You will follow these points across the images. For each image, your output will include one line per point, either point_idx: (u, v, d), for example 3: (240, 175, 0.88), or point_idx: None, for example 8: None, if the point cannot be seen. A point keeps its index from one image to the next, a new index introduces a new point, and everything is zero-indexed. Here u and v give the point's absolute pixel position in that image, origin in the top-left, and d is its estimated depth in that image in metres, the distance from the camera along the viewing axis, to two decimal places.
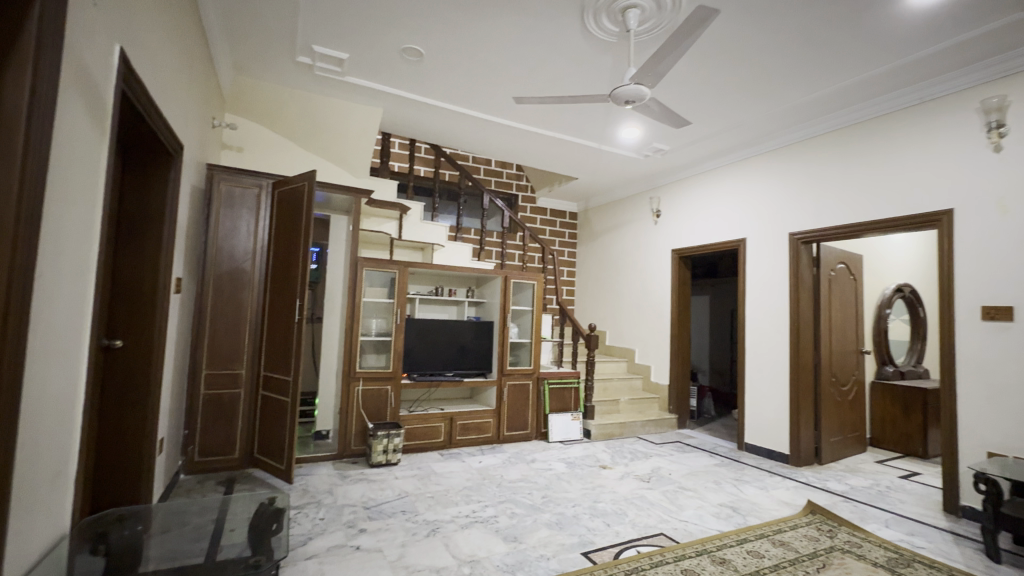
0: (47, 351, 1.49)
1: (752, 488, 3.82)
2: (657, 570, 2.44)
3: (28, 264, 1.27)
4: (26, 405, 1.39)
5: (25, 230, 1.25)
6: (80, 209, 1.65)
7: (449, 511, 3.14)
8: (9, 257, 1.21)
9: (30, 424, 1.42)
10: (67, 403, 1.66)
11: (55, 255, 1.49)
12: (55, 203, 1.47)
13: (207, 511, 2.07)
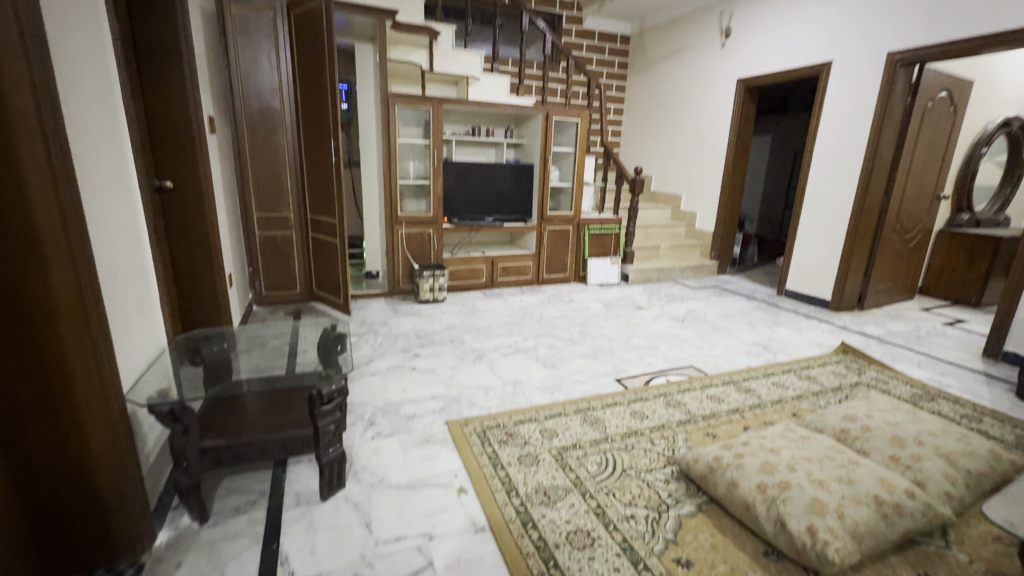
0: (96, 183, 1.52)
1: (786, 330, 3.91)
2: (684, 395, 2.66)
3: (47, 79, 1.19)
4: (94, 235, 1.48)
5: (36, 48, 1.16)
6: (83, 29, 1.50)
7: (492, 342, 3.41)
8: (28, 77, 1.14)
9: (104, 254, 1.53)
10: (131, 238, 1.76)
11: (72, 82, 1.41)
12: (53, 19, 1.33)
13: (282, 335, 2.34)
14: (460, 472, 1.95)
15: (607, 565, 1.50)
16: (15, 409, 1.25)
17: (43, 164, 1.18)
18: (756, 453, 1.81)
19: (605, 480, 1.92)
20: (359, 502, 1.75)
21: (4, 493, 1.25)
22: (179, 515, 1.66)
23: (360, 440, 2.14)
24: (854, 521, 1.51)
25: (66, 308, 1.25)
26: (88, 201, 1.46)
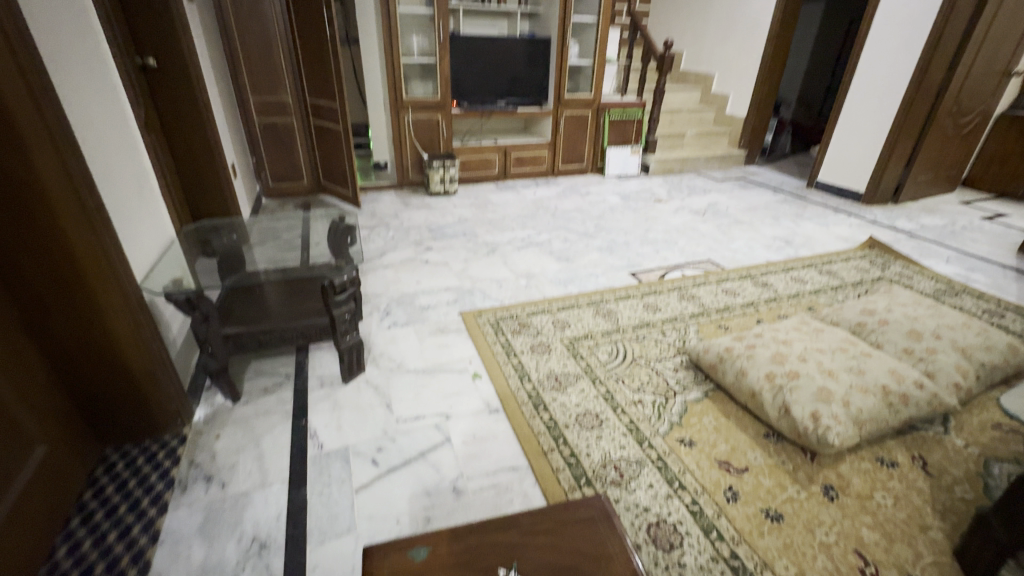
0: (64, 57, 1.37)
1: (811, 224, 3.74)
2: (699, 289, 2.63)
3: None
4: (72, 118, 1.37)
5: None
6: None
7: (505, 235, 3.34)
8: None
9: (88, 138, 1.44)
10: (118, 123, 1.65)
11: None
12: None
13: (294, 228, 2.30)
14: (474, 358, 2.02)
15: (614, 443, 1.59)
16: (33, 295, 1.26)
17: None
18: (768, 345, 1.81)
19: (615, 368, 1.97)
20: (379, 386, 1.84)
21: (43, 373, 1.31)
22: (213, 394, 1.77)
23: (376, 329, 2.20)
24: (858, 408, 1.54)
25: (58, 192, 1.20)
26: (58, 76, 1.33)
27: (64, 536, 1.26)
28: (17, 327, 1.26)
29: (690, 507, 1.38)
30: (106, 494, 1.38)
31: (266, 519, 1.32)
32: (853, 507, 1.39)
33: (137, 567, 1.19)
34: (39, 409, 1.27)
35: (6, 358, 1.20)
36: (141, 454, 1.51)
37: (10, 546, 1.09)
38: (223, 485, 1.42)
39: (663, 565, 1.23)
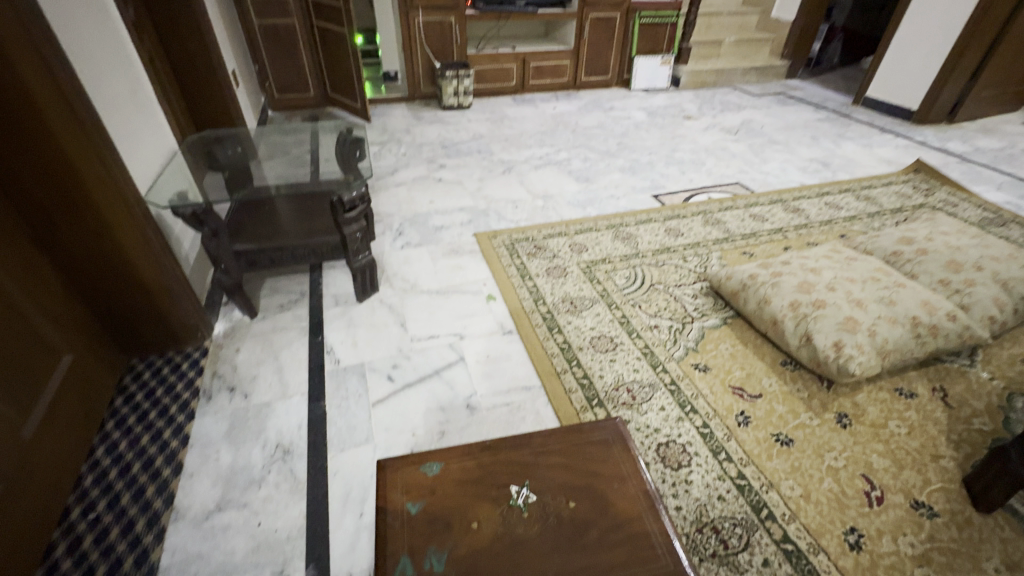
0: None
1: (853, 145, 3.45)
2: (726, 213, 2.50)
3: None
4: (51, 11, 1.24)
5: None
6: None
7: (522, 153, 3.17)
8: None
9: (71, 36, 1.31)
10: (101, 17, 1.50)
11: None
12: None
13: (303, 143, 2.18)
14: (488, 280, 1.99)
15: (627, 367, 1.59)
16: (37, 207, 1.22)
17: None
18: (796, 273, 1.72)
19: (633, 292, 1.92)
20: (393, 305, 1.84)
21: (59, 285, 1.32)
22: (230, 310, 1.79)
23: (390, 249, 2.16)
24: (884, 339, 1.49)
25: (43, 94, 1.11)
26: None
27: (101, 438, 1.34)
28: (27, 239, 1.24)
29: (700, 429, 1.40)
30: (137, 401, 1.45)
31: (288, 427, 1.38)
32: (865, 434, 1.39)
33: (171, 467, 1.27)
34: (60, 321, 1.29)
35: (20, 271, 1.19)
36: (166, 364, 1.56)
37: (49, 445, 1.16)
38: (246, 395, 1.47)
39: (670, 482, 1.27)
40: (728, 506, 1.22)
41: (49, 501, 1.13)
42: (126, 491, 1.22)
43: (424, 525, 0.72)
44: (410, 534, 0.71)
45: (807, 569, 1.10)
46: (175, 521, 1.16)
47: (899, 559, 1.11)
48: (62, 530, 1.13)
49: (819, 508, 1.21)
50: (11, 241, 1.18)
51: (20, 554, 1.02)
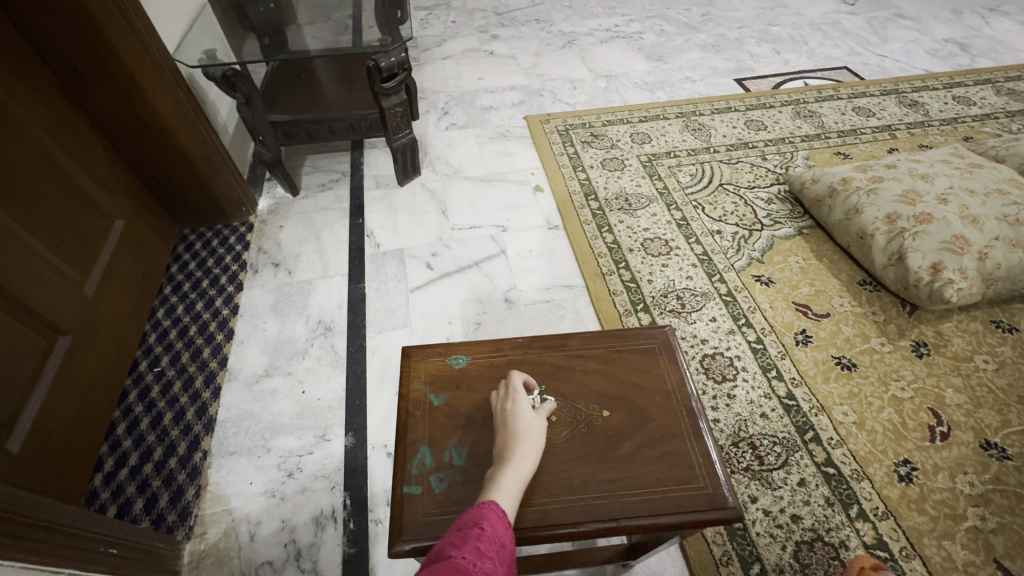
0: None
1: (1007, 22, 2.73)
2: (823, 105, 2.11)
3: None
4: None
5: None
6: None
7: (587, 24, 2.74)
8: None
9: None
10: None
11: None
12: None
13: (345, 6, 1.89)
14: (536, 170, 1.83)
15: (680, 273, 1.46)
16: (64, 61, 1.14)
17: None
18: (901, 179, 1.45)
19: (697, 192, 1.72)
20: (434, 191, 1.74)
21: (103, 151, 1.30)
22: (273, 186, 1.76)
23: (434, 130, 2.01)
24: (995, 264, 1.27)
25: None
26: None
27: (161, 301, 1.42)
28: (60, 96, 1.18)
29: (752, 344, 1.30)
30: (190, 270, 1.50)
31: (330, 306, 1.40)
32: (943, 366, 1.24)
33: (223, 333, 1.34)
34: (105, 183, 1.29)
35: (58, 132, 1.15)
36: (215, 236, 1.60)
37: (110, 305, 1.23)
38: (290, 272, 1.48)
39: (711, 395, 1.21)
40: (771, 425, 1.15)
41: (118, 354, 1.23)
42: (185, 350, 1.30)
43: (446, 419, 0.70)
44: (432, 426, 0.69)
45: (846, 493, 1.05)
46: (228, 381, 1.24)
47: (952, 496, 1.04)
48: (133, 381, 1.25)
49: (872, 437, 1.13)
50: (44, 99, 1.12)
51: (99, 399, 1.14)
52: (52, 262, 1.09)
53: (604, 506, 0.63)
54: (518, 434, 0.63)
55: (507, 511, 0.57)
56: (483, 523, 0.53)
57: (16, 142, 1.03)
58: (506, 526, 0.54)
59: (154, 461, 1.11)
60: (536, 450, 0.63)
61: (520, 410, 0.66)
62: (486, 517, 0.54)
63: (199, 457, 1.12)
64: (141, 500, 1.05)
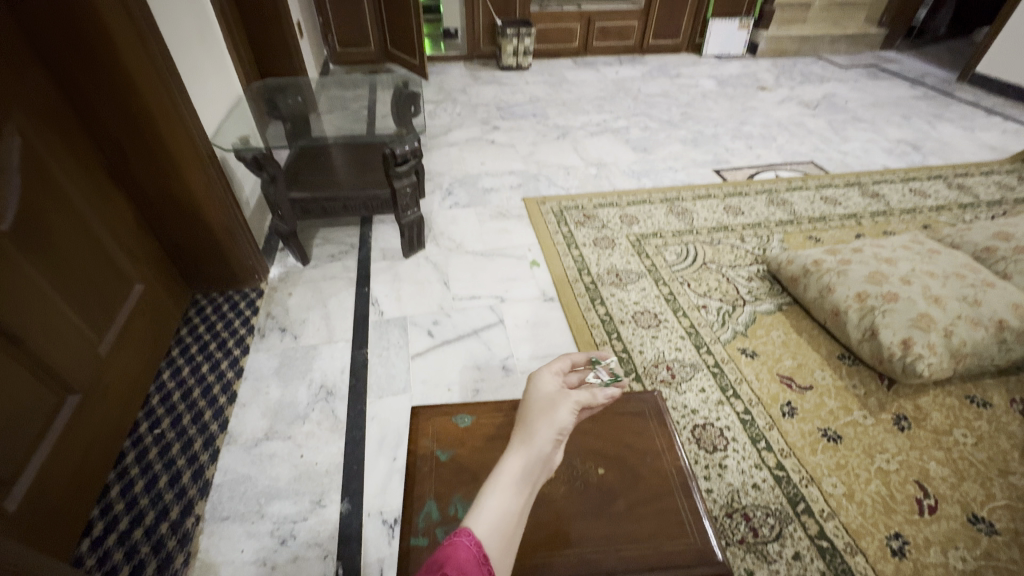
0: None
1: (951, 127, 3.09)
2: (793, 193, 2.32)
3: None
4: None
5: None
6: None
7: (579, 119, 3.06)
8: None
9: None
10: None
11: None
12: None
13: (361, 99, 2.14)
14: (533, 246, 1.96)
15: (669, 345, 1.54)
16: (112, 141, 1.28)
17: None
18: (867, 262, 1.59)
19: (682, 270, 1.84)
20: (438, 263, 1.86)
21: (135, 220, 1.41)
22: (285, 255, 1.87)
23: (438, 208, 2.17)
24: (961, 341, 1.36)
25: (114, 22, 1.11)
26: None
27: (168, 362, 1.46)
28: (105, 172, 1.31)
29: (741, 415, 1.34)
30: (198, 333, 1.56)
31: (332, 371, 1.44)
32: (925, 439, 1.29)
33: (226, 396, 1.37)
34: (131, 252, 1.38)
35: (98, 203, 1.27)
36: (226, 302, 1.67)
37: (122, 365, 1.27)
38: (295, 337, 1.54)
39: (703, 464, 1.23)
40: (763, 496, 1.17)
41: (121, 414, 1.25)
42: (186, 413, 1.32)
43: (451, 474, 0.73)
44: (438, 482, 0.73)
45: (841, 568, 1.05)
46: (227, 444, 1.26)
47: (946, 572, 1.04)
48: (131, 442, 1.25)
49: (862, 509, 1.14)
50: (91, 174, 1.25)
51: (96, 458, 1.14)
52: (77, 320, 1.15)
53: (600, 561, 0.65)
54: (523, 415, 0.64)
55: (485, 536, 0.52)
56: (446, 567, 0.48)
57: (62, 211, 1.14)
58: (477, 562, 0.50)
59: (144, 526, 1.09)
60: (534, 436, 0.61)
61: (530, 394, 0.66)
62: (451, 560, 0.48)
63: (191, 522, 1.10)
64: (127, 567, 1.03)
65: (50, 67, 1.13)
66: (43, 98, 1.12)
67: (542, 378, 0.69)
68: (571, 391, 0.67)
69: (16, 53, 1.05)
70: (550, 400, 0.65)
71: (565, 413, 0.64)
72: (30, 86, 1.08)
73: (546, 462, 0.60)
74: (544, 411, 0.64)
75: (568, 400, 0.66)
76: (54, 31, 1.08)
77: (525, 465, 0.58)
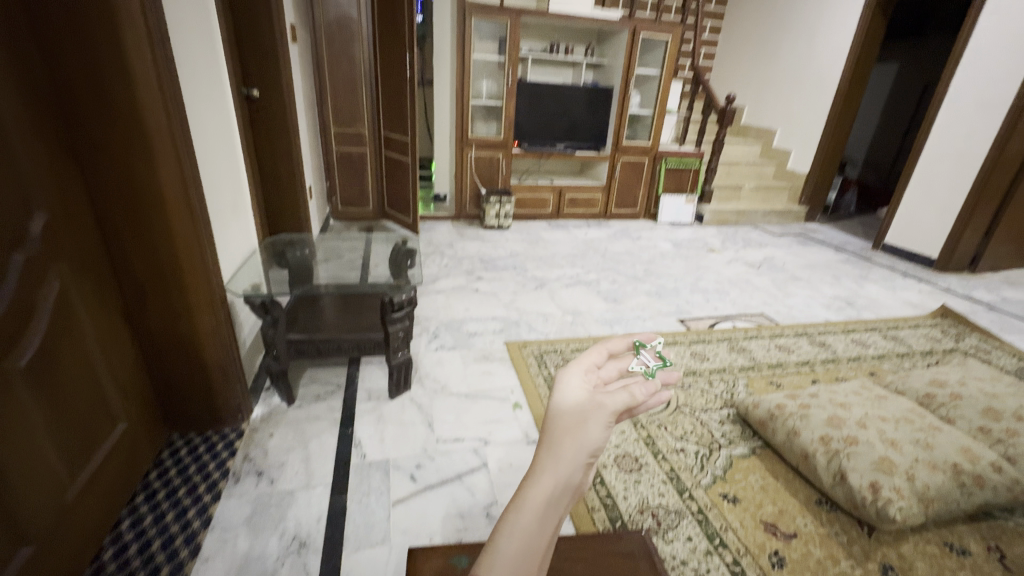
0: (201, 104, 1.61)
1: (876, 286, 3.57)
2: (750, 342, 2.55)
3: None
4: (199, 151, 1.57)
5: None
6: None
7: (554, 272, 3.41)
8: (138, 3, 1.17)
9: (207, 170, 1.63)
10: (231, 154, 1.86)
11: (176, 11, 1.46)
12: None
13: (356, 249, 2.41)
14: (516, 388, 2.05)
15: (652, 490, 1.55)
16: (137, 285, 1.41)
17: (154, 84, 1.24)
18: (824, 406, 1.72)
19: (658, 413, 1.93)
20: (422, 404, 1.90)
21: (134, 358, 1.46)
22: (271, 395, 1.89)
23: (425, 350, 2.28)
24: (924, 484, 1.43)
25: (170, 188, 1.33)
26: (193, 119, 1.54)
27: (129, 511, 1.37)
28: (121, 313, 1.41)
29: (730, 567, 1.32)
30: (168, 477, 1.49)
31: (308, 519, 1.37)
32: None
33: (188, 549, 1.27)
34: (123, 390, 1.40)
35: (106, 340, 1.34)
36: (203, 443, 1.63)
37: (84, 510, 1.20)
38: (272, 481, 1.49)
39: None
40: None
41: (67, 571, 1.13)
42: (141, 569, 1.21)
43: None
44: None
45: None
46: None
47: None
48: None
49: None
50: (107, 314, 1.35)
51: None
52: (57, 457, 1.13)
53: None
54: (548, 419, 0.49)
55: None
56: None
57: (73, 347, 1.20)
58: None
59: None
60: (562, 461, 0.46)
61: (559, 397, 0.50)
62: None
63: None
64: None
65: (102, 226, 1.33)
66: (88, 248, 1.27)
67: (566, 380, 0.51)
68: (607, 398, 0.49)
69: (81, 216, 1.25)
70: (581, 411, 0.48)
71: (598, 430, 0.48)
72: (82, 238, 1.25)
73: (572, 489, 0.47)
74: (572, 427, 0.47)
75: (604, 412, 0.48)
76: (118, 193, 1.30)
77: (553, 492, 0.45)
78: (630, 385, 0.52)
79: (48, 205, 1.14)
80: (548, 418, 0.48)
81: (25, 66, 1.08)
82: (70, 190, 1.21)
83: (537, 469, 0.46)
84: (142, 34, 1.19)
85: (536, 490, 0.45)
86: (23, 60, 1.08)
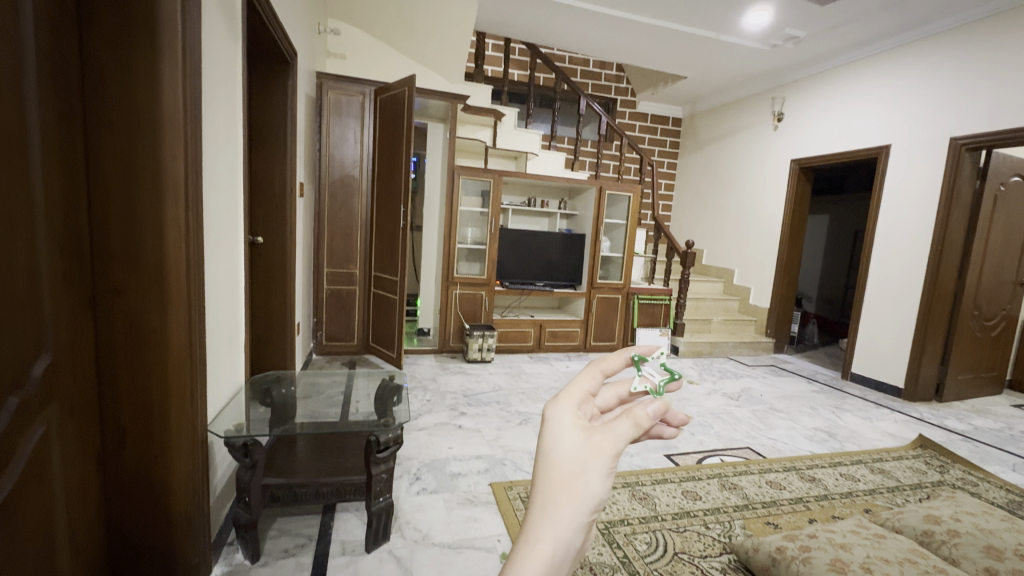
0: (218, 260, 1.76)
1: (853, 416, 3.64)
2: (741, 478, 2.51)
3: (196, 174, 1.41)
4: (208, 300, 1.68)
5: (193, 152, 1.39)
6: (224, 147, 1.81)
7: (538, 406, 3.40)
8: (182, 179, 1.35)
9: (212, 319, 1.71)
10: (233, 301, 1.97)
11: (212, 186, 1.69)
12: (210, 149, 1.66)
13: (338, 384, 2.41)
14: (502, 536, 1.91)
15: None
16: (120, 429, 1.39)
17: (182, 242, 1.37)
18: (825, 548, 1.66)
19: (655, 561, 1.81)
20: (401, 558, 1.75)
21: (96, 509, 1.37)
22: (233, 552, 1.72)
23: (405, 494, 2.16)
24: None
25: (175, 334, 1.39)
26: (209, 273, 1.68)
27: None
28: (94, 461, 1.36)
29: None
30: None
31: None
32: None
33: None
34: (78, 547, 1.29)
35: (75, 490, 1.27)
36: None
37: None
38: None
39: None
40: None
41: None
42: None
43: None
44: None
45: None
46: None
47: None
48: None
49: None
50: (82, 460, 1.30)
51: None
52: None
53: None
54: (543, 468, 0.50)
55: None
56: None
57: (39, 500, 1.13)
58: None
59: None
60: (562, 524, 0.47)
61: (553, 441, 0.50)
62: None
63: None
64: None
65: (100, 370, 1.36)
66: (80, 394, 1.28)
67: (559, 422, 0.52)
68: (604, 441, 0.49)
69: (83, 361, 1.29)
70: (579, 461, 0.48)
71: (598, 480, 0.48)
72: (77, 382, 1.27)
73: (575, 544, 0.49)
74: (566, 484, 0.48)
75: (603, 457, 0.48)
76: (125, 337, 1.36)
77: (555, 549, 0.47)
78: (633, 410, 0.51)
79: (56, 350, 1.18)
80: (543, 468, 0.49)
81: (73, 231, 1.23)
82: (80, 337, 1.27)
83: (535, 532, 0.47)
84: (179, 203, 1.35)
85: (536, 549, 0.46)
86: (72, 227, 1.23)
